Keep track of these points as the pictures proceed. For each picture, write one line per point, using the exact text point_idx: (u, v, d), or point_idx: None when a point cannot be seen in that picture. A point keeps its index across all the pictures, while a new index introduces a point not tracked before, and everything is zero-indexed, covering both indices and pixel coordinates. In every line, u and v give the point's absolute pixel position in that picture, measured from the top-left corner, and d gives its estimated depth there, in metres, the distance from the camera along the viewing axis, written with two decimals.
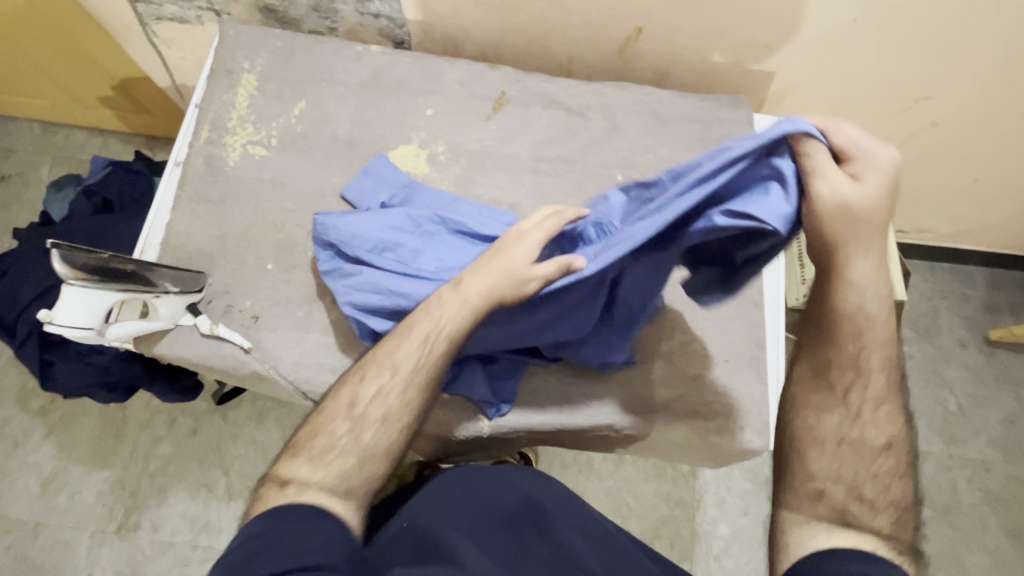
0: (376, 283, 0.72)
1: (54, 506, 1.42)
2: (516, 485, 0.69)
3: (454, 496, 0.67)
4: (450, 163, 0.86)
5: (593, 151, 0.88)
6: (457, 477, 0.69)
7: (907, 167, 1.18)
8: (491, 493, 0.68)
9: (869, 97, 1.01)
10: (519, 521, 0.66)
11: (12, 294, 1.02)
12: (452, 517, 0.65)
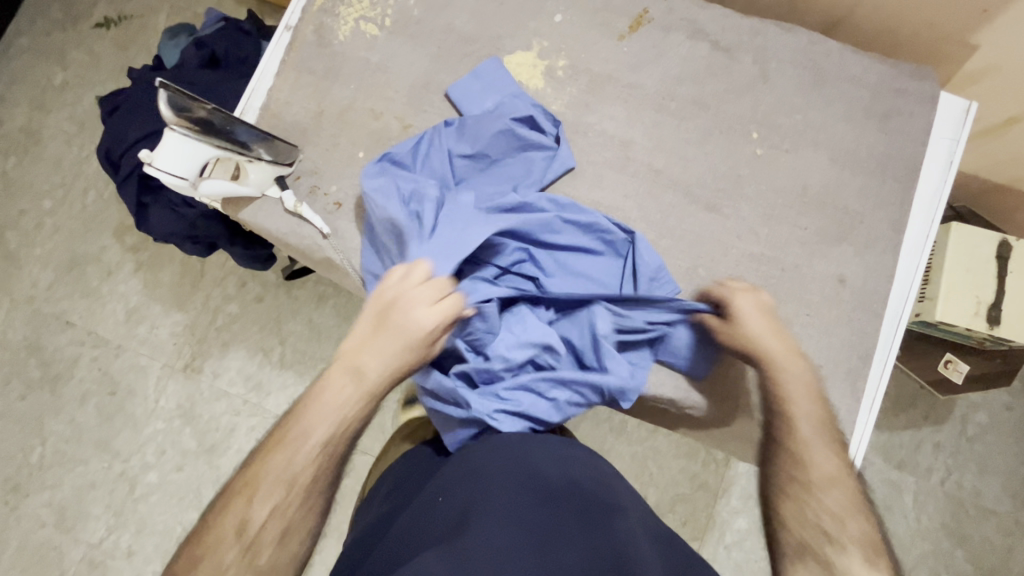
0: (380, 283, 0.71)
1: (134, 334, 1.57)
2: (565, 464, 0.61)
3: (489, 465, 0.60)
4: (568, 81, 0.77)
5: (732, 97, 0.76)
6: (496, 444, 0.63)
7: None
8: (536, 467, 0.60)
9: None
10: (562, 500, 0.57)
11: (119, 131, 1.05)
12: (485, 487, 0.57)
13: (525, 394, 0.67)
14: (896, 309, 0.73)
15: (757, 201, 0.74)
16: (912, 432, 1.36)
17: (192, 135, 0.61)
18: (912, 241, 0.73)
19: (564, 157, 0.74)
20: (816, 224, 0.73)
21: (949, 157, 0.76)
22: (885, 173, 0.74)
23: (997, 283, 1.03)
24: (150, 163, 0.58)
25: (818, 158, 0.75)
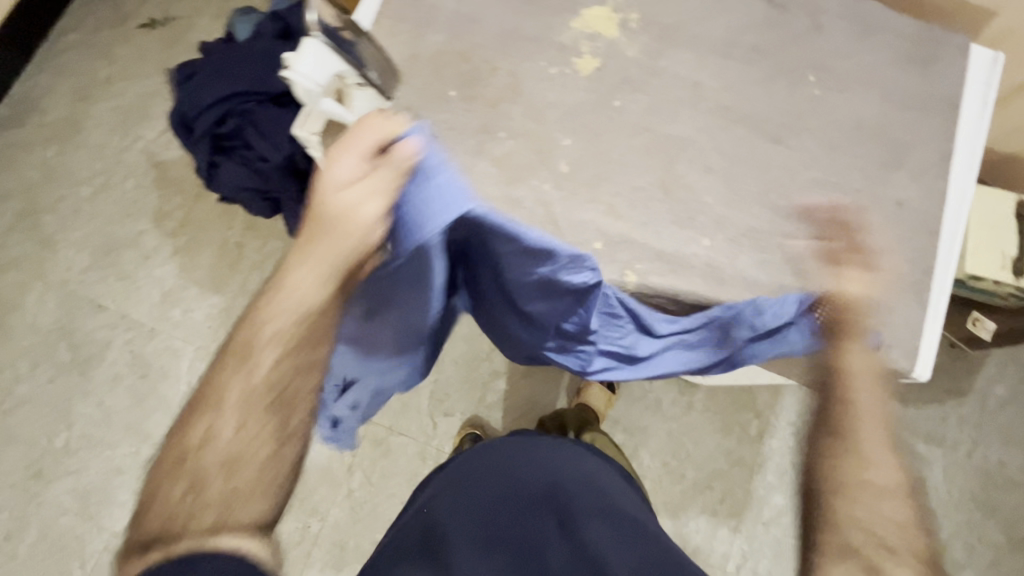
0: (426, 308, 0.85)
1: (170, 317, 1.61)
2: (548, 468, 0.91)
3: (492, 467, 0.91)
4: (640, 32, 0.85)
5: (790, 46, 0.84)
6: (500, 456, 0.92)
7: None
8: (527, 476, 0.90)
9: None
10: (535, 500, 0.87)
11: (194, 94, 1.11)
12: (476, 488, 0.88)
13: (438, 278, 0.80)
14: (951, 229, 0.79)
15: (818, 134, 0.81)
16: (938, 406, 1.54)
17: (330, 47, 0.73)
18: (961, 168, 0.80)
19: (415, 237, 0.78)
20: (872, 153, 0.80)
21: (984, 99, 0.84)
22: (930, 111, 0.82)
23: (1019, 240, 1.11)
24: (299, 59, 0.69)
25: (871, 98, 0.82)
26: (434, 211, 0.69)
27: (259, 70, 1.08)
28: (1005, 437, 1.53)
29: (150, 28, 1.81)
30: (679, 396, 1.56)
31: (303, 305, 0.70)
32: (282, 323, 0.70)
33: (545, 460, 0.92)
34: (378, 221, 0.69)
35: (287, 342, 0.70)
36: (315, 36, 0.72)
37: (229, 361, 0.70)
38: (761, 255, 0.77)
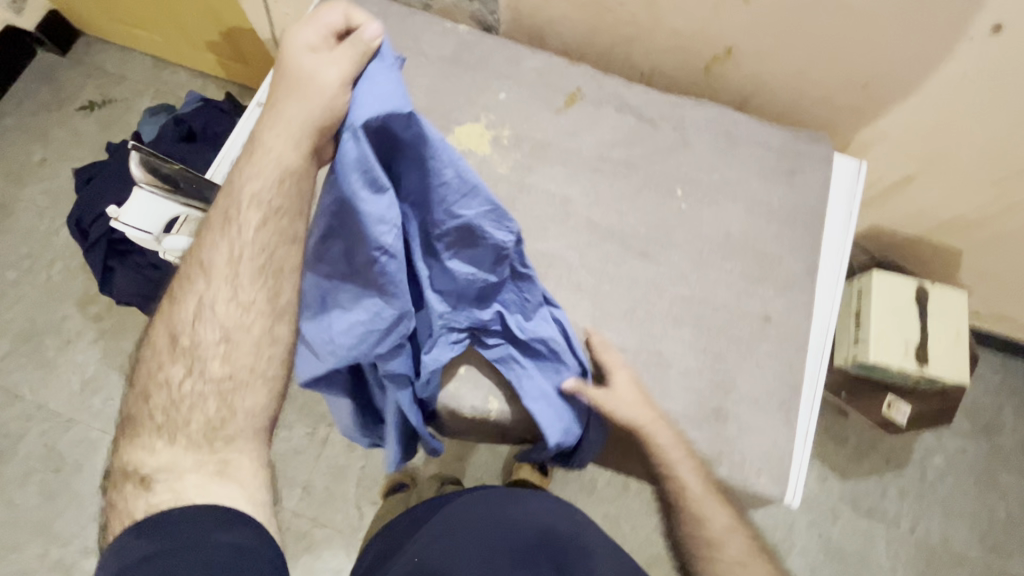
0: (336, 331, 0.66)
1: (89, 406, 1.55)
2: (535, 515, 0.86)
3: (479, 523, 0.85)
4: (512, 148, 0.87)
5: (657, 160, 0.86)
6: (481, 513, 0.86)
7: (995, 246, 1.14)
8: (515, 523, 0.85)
9: (962, 159, 0.97)
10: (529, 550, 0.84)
11: (92, 199, 1.10)
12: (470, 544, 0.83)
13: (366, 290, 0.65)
14: (817, 343, 0.80)
15: (685, 248, 0.82)
16: (877, 479, 1.47)
17: (160, 191, 0.70)
18: (825, 280, 0.82)
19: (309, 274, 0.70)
20: (738, 267, 0.81)
21: (849, 209, 0.87)
22: (795, 222, 0.83)
23: (920, 324, 1.12)
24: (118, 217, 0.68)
25: (737, 210, 0.84)
26: (367, 105, 0.57)
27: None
28: (947, 509, 1.45)
29: (87, 110, 1.83)
30: (614, 475, 1.51)
31: (257, 248, 0.63)
32: (230, 253, 0.64)
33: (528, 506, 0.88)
34: (340, 91, 0.60)
35: (239, 272, 0.64)
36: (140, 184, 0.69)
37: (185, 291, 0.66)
38: (629, 374, 0.76)
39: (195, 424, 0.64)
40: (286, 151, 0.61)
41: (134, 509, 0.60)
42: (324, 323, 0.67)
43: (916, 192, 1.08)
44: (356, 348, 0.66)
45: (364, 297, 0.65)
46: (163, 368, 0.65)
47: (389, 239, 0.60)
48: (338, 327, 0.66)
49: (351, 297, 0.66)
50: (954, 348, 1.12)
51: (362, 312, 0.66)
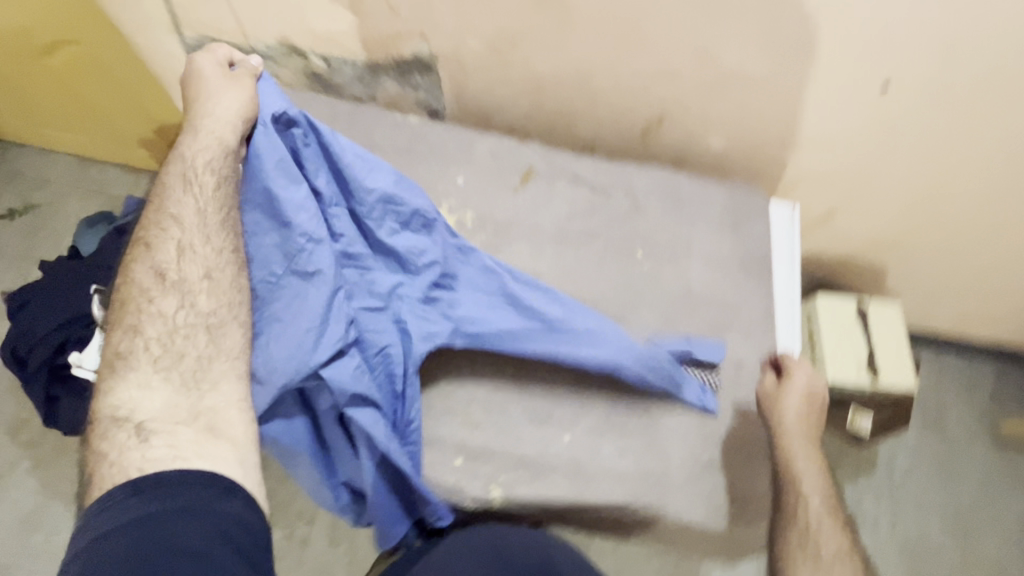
0: (279, 341, 0.70)
1: (28, 546, 1.36)
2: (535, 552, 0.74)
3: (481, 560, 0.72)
4: (476, 230, 0.89)
5: (615, 227, 0.91)
6: (483, 548, 0.73)
7: (914, 260, 1.26)
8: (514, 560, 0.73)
9: (874, 189, 1.08)
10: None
11: (29, 326, 1.02)
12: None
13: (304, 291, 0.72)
14: (787, 382, 0.85)
15: (654, 308, 0.86)
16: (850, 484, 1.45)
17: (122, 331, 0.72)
18: (783, 322, 0.88)
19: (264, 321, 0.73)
20: (705, 320, 0.86)
21: (790, 252, 0.94)
22: (747, 270, 0.90)
23: (866, 340, 1.22)
24: None
25: (694, 265, 0.89)
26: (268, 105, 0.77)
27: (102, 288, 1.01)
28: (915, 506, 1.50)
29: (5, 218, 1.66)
30: None
31: (218, 207, 0.72)
32: (197, 211, 0.72)
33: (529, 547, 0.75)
34: (251, 118, 0.76)
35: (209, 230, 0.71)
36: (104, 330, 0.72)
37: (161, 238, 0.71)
38: (622, 441, 0.78)
39: (189, 360, 0.67)
40: (225, 134, 0.74)
41: (128, 464, 0.59)
42: (267, 341, 0.71)
43: (841, 221, 1.18)
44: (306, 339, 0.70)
45: (303, 296, 0.71)
46: (153, 301, 0.68)
47: (307, 210, 0.74)
48: (281, 337, 0.70)
49: (288, 304, 0.72)
50: (902, 356, 1.20)
51: (302, 303, 0.71)
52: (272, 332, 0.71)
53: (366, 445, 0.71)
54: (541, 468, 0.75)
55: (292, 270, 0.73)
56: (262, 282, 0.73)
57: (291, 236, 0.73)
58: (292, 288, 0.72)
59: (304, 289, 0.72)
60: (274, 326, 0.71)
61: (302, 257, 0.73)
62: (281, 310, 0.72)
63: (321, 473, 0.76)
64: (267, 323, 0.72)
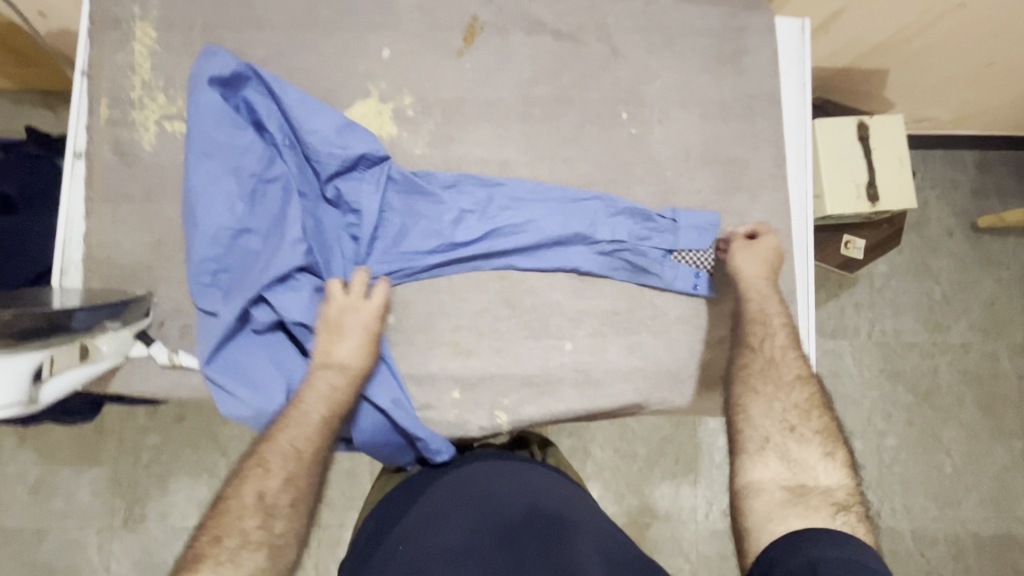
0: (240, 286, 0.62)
1: (49, 510, 1.28)
2: (523, 487, 0.60)
3: (458, 504, 0.59)
4: (421, 118, 0.71)
5: (592, 83, 0.73)
6: (459, 492, 0.60)
7: (919, 62, 1.11)
8: (497, 499, 0.59)
9: None
10: (521, 534, 0.55)
11: None
12: (446, 531, 0.56)
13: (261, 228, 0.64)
14: (802, 237, 0.75)
15: (648, 179, 0.73)
16: (835, 302, 1.41)
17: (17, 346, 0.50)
18: (795, 169, 0.75)
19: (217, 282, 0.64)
20: (708, 183, 0.74)
21: (802, 78, 0.77)
22: (752, 113, 0.75)
23: (866, 163, 1.11)
24: None
25: (690, 116, 0.74)
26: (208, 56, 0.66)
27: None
28: (896, 306, 1.42)
29: None
30: None
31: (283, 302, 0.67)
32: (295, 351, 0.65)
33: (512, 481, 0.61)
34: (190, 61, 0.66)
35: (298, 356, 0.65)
36: None
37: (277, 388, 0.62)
38: (629, 336, 0.71)
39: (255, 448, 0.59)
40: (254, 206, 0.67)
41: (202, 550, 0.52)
42: (226, 290, 0.63)
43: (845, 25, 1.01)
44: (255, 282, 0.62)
45: (262, 233, 0.64)
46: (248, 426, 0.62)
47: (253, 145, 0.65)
48: (242, 278, 0.63)
49: (245, 247, 0.64)
50: (901, 175, 1.12)
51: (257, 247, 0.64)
52: (231, 279, 0.63)
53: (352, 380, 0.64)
54: (547, 381, 0.69)
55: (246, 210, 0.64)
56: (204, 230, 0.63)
57: (236, 173, 0.64)
58: (248, 229, 0.64)
59: (261, 227, 0.64)
60: (231, 273, 0.63)
61: (257, 196, 0.65)
62: (240, 254, 0.64)
63: None
64: (224, 272, 0.63)
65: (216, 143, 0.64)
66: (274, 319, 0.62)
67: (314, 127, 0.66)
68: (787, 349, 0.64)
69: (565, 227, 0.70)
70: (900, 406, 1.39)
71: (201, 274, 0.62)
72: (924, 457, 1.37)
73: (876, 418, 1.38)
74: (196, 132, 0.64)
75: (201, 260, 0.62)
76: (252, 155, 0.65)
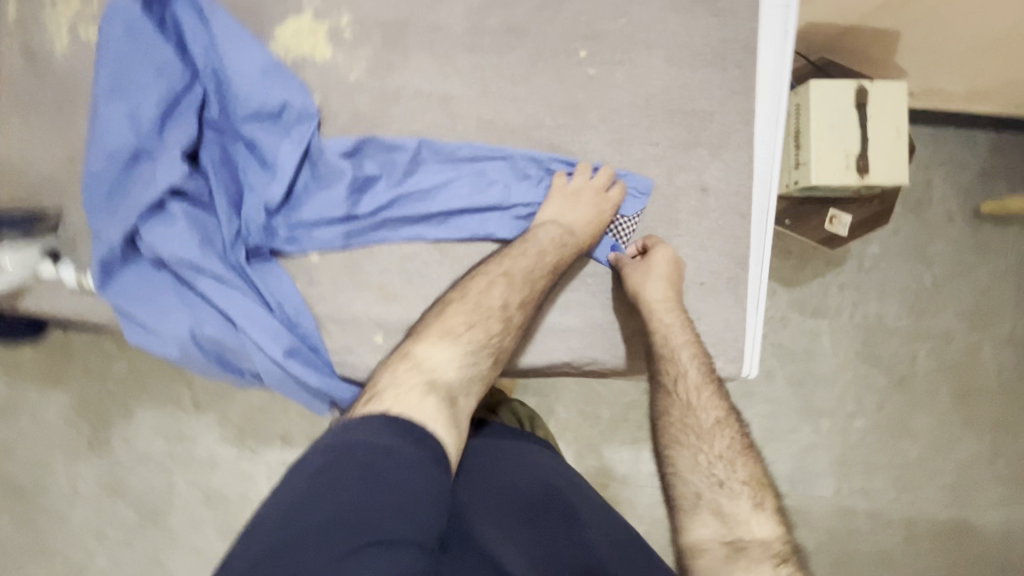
0: (129, 211, 0.58)
1: (17, 429, 1.26)
2: (541, 469, 0.60)
3: (488, 472, 0.58)
4: (358, 41, 0.65)
5: (550, 15, 0.67)
6: (484, 462, 0.60)
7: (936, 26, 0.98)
8: (513, 478, 0.58)
9: None
10: (540, 514, 0.55)
11: None
12: (475, 494, 0.55)
13: (162, 151, 0.59)
14: (761, 202, 0.70)
15: (602, 126, 0.68)
16: (819, 280, 1.31)
17: None
18: (763, 127, 0.70)
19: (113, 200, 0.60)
20: (667, 136, 0.68)
21: (784, 26, 0.70)
22: (723, 61, 0.69)
23: (860, 131, 1.02)
24: None
25: (655, 61, 0.68)
26: None
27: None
28: (882, 289, 1.32)
29: None
30: None
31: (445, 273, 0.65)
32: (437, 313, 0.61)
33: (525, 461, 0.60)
34: None
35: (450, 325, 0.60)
36: None
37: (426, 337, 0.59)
38: (566, 293, 0.68)
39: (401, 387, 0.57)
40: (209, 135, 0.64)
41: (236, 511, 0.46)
42: (115, 212, 0.59)
43: None
44: (142, 207, 0.58)
45: (162, 156, 0.59)
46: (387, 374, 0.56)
47: (166, 60, 0.60)
48: (132, 203, 0.59)
49: (142, 169, 0.60)
50: (897, 148, 1.03)
51: (152, 170, 0.59)
52: (123, 202, 0.59)
53: (244, 322, 0.60)
54: None
55: (147, 129, 0.59)
56: (98, 145, 0.58)
57: (137, 89, 0.59)
58: (149, 150, 0.60)
59: (163, 150, 0.60)
60: (124, 195, 0.59)
61: (165, 116, 0.60)
62: (135, 176, 0.60)
63: (220, 363, 0.63)
64: (114, 192, 0.59)
65: (125, 53, 0.59)
66: (161, 249, 0.59)
67: (235, 60, 0.61)
68: (700, 390, 0.61)
69: (481, 174, 0.66)
70: (873, 390, 1.31)
71: (93, 192, 0.59)
72: (890, 442, 1.30)
73: (847, 400, 1.30)
74: (108, 40, 0.59)
75: (94, 171, 0.59)
76: (164, 74, 0.60)
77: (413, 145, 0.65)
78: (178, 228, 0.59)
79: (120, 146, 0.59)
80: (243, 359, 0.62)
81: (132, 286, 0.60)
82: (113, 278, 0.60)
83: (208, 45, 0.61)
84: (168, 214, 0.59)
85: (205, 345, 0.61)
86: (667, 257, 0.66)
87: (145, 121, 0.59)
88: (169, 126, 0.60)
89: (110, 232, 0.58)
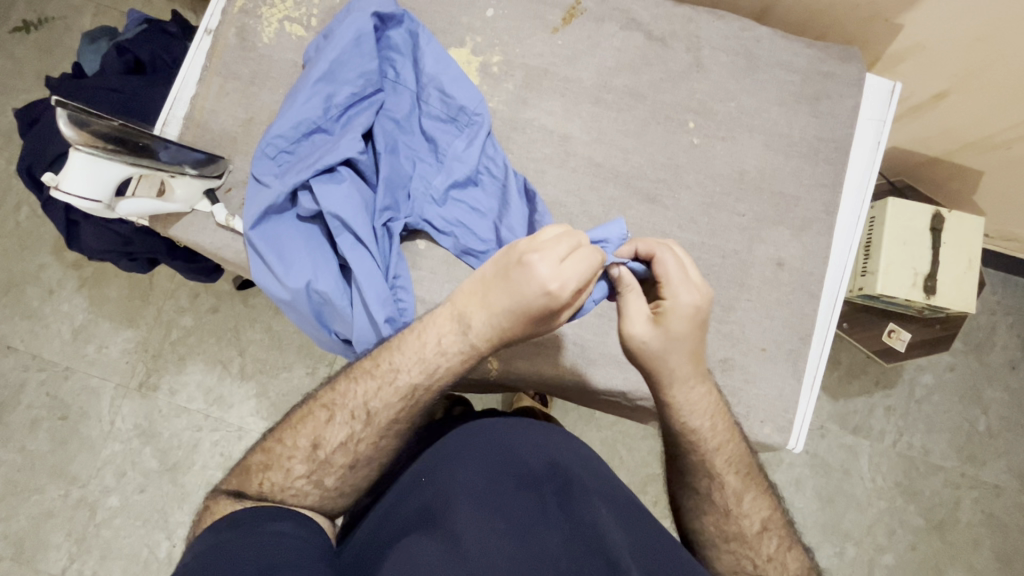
0: (295, 171, 0.68)
1: (82, 356, 1.29)
2: (544, 446, 0.62)
3: (475, 449, 0.62)
4: (503, 76, 0.76)
5: (668, 87, 0.77)
6: (480, 439, 0.62)
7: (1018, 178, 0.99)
8: (519, 455, 0.61)
9: (992, 70, 0.82)
10: (542, 485, 0.59)
11: (43, 142, 0.88)
12: (467, 473, 0.59)
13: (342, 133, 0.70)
14: (832, 286, 0.76)
15: (695, 189, 0.75)
16: (866, 397, 1.28)
17: (104, 153, 0.59)
18: (845, 221, 0.76)
19: (284, 160, 0.70)
20: (753, 210, 0.75)
21: (877, 138, 0.78)
22: (816, 155, 0.76)
23: (932, 253, 1.04)
24: (55, 186, 0.59)
25: (752, 143, 0.76)
26: None
27: (111, 113, 0.88)
28: (932, 423, 1.27)
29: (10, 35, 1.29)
30: None
31: None
32: (418, 356, 0.60)
33: (539, 433, 0.64)
34: None
35: (422, 359, 0.60)
36: (77, 146, 0.58)
37: (392, 358, 0.61)
38: None
39: (353, 403, 0.61)
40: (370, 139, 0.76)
41: (253, 482, 0.59)
42: (283, 171, 0.70)
43: (948, 112, 0.93)
44: (318, 168, 0.67)
45: (340, 134, 0.70)
46: (366, 393, 0.60)
47: (370, 65, 0.71)
48: (304, 165, 0.68)
49: (319, 142, 0.71)
50: (967, 278, 1.04)
51: (327, 144, 0.70)
52: (293, 163, 0.70)
53: (356, 285, 0.68)
54: (550, 348, 0.73)
55: (336, 111, 0.71)
56: (290, 115, 0.69)
57: (340, 81, 0.70)
58: (334, 129, 0.71)
59: (342, 131, 0.70)
60: (295, 161, 0.70)
61: (355, 108, 0.72)
62: (313, 148, 0.70)
63: (319, 318, 0.70)
64: (289, 154, 0.70)
65: (340, 51, 0.70)
66: (311, 207, 0.68)
67: (430, 77, 0.73)
68: (730, 438, 0.63)
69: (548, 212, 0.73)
70: (907, 526, 1.24)
71: (269, 147, 0.69)
72: None
73: (876, 528, 1.24)
74: (330, 41, 0.71)
75: (280, 132, 0.69)
76: (365, 77, 0.71)
77: (528, 181, 0.74)
78: (341, 192, 0.68)
79: (307, 120, 0.70)
80: (342, 321, 0.70)
81: (274, 227, 0.69)
82: (257, 219, 0.68)
83: (402, 64, 0.74)
84: (326, 181, 0.68)
85: (314, 297, 0.69)
86: (696, 307, 0.57)
87: (336, 106, 0.70)
88: (352, 115, 0.72)
89: (274, 184, 0.68)
